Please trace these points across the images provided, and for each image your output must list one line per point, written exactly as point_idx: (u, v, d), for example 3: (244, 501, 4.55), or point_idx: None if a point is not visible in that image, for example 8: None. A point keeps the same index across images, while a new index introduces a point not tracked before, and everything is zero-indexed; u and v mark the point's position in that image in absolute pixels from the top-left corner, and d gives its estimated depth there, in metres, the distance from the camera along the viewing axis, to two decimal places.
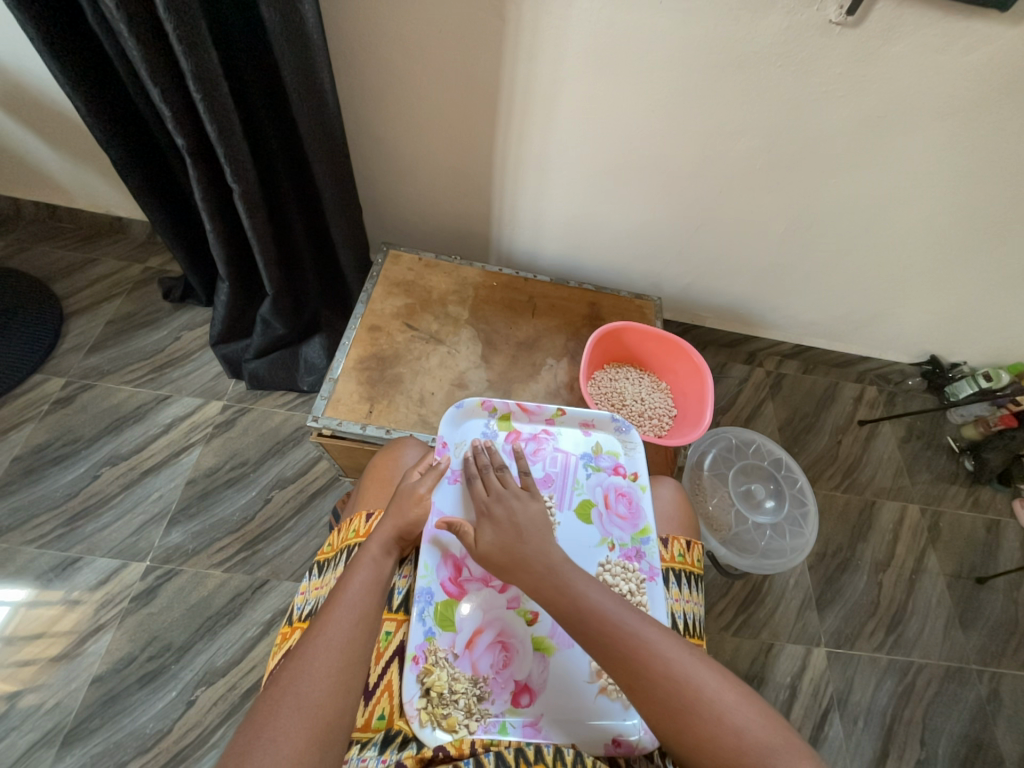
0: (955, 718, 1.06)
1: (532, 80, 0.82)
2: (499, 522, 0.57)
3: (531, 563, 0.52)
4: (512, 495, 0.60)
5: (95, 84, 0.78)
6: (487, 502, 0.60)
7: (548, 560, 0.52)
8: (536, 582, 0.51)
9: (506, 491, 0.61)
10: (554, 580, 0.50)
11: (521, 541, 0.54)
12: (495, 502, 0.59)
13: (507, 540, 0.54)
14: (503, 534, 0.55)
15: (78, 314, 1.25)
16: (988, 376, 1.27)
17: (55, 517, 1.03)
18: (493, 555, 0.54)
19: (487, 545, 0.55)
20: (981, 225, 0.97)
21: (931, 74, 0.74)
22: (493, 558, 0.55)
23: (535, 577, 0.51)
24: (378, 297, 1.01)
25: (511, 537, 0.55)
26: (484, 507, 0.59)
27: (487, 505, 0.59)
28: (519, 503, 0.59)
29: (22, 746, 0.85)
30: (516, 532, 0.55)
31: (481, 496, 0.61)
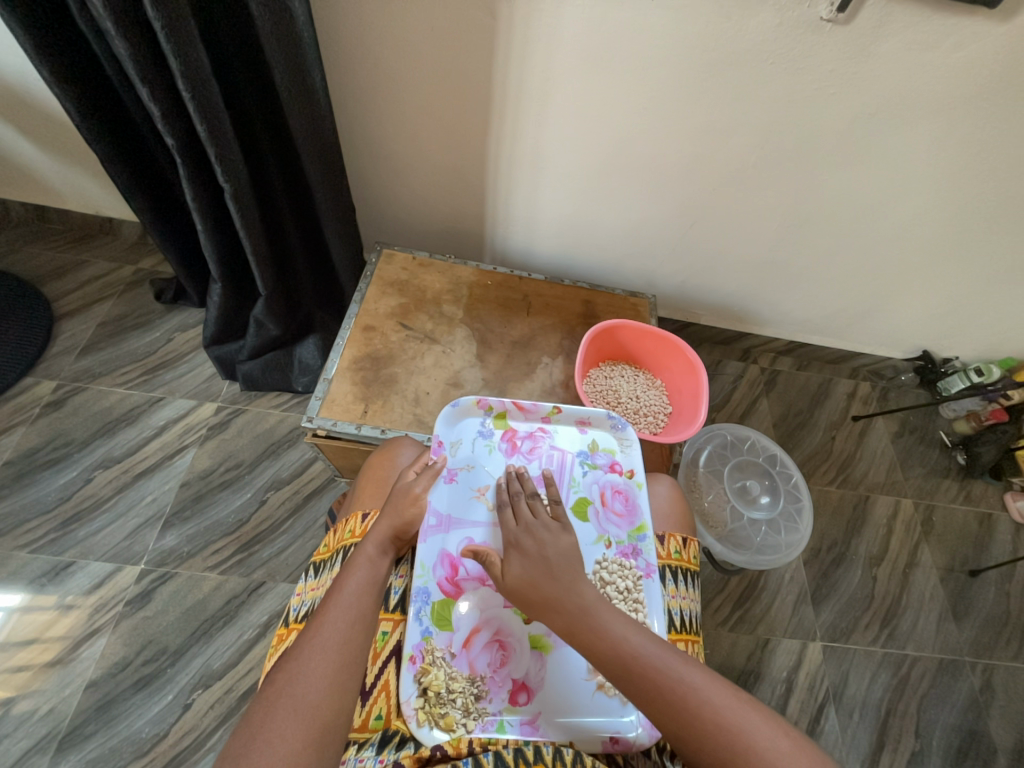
0: (948, 709, 1.07)
1: (525, 79, 0.82)
2: (527, 554, 0.56)
3: (564, 603, 0.51)
4: (540, 525, 0.59)
5: (83, 84, 0.77)
6: (515, 532, 0.59)
7: (583, 599, 0.51)
8: (570, 622, 0.50)
9: (534, 520, 0.60)
10: (590, 621, 0.50)
11: (548, 578, 0.53)
12: (523, 532, 0.59)
13: (534, 574, 0.54)
14: (530, 567, 0.55)
15: (69, 316, 1.23)
16: (980, 371, 1.30)
17: (48, 521, 1.02)
18: (520, 588, 0.54)
19: (515, 577, 0.55)
20: (972, 221, 0.97)
21: (921, 72, 0.75)
22: (520, 593, 0.54)
23: (569, 617, 0.50)
24: (372, 296, 1.01)
25: (538, 571, 0.54)
26: (512, 538, 0.59)
27: (515, 535, 0.59)
28: (547, 534, 0.58)
29: (16, 753, 0.84)
30: (544, 566, 0.54)
31: (511, 525, 0.61)
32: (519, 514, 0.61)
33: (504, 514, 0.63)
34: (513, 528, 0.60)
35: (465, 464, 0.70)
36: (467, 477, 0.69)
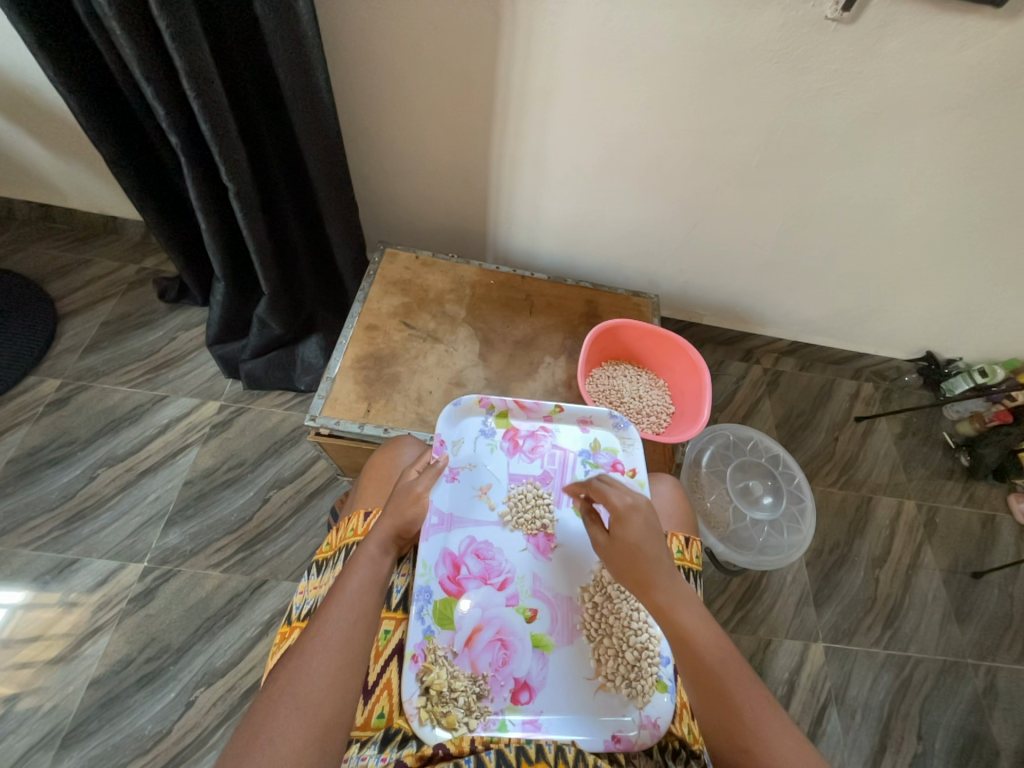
0: (951, 711, 1.07)
1: (528, 78, 0.82)
2: (646, 522, 0.55)
3: (671, 585, 0.53)
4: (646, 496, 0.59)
5: (88, 83, 0.77)
6: (627, 497, 0.57)
7: (682, 590, 0.53)
8: (669, 604, 0.52)
9: (641, 490, 0.59)
10: (685, 614, 0.51)
11: (665, 551, 0.55)
12: (637, 499, 0.57)
13: (656, 543, 0.54)
14: (651, 535, 0.55)
15: (72, 315, 1.24)
16: (984, 372, 1.29)
17: (51, 519, 1.02)
18: (635, 555, 0.54)
19: (632, 543, 0.54)
20: (977, 221, 0.97)
21: (926, 70, 0.75)
22: (632, 559, 0.54)
23: (670, 599, 0.52)
24: (375, 295, 1.01)
25: (658, 541, 0.55)
26: (624, 503, 0.56)
27: (629, 501, 0.57)
28: (653, 507, 0.58)
29: (20, 749, 0.85)
30: (660, 536, 0.55)
31: (615, 492, 0.58)
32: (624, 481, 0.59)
33: (598, 482, 0.59)
34: (624, 495, 0.57)
35: (467, 464, 0.71)
36: (468, 476, 0.70)
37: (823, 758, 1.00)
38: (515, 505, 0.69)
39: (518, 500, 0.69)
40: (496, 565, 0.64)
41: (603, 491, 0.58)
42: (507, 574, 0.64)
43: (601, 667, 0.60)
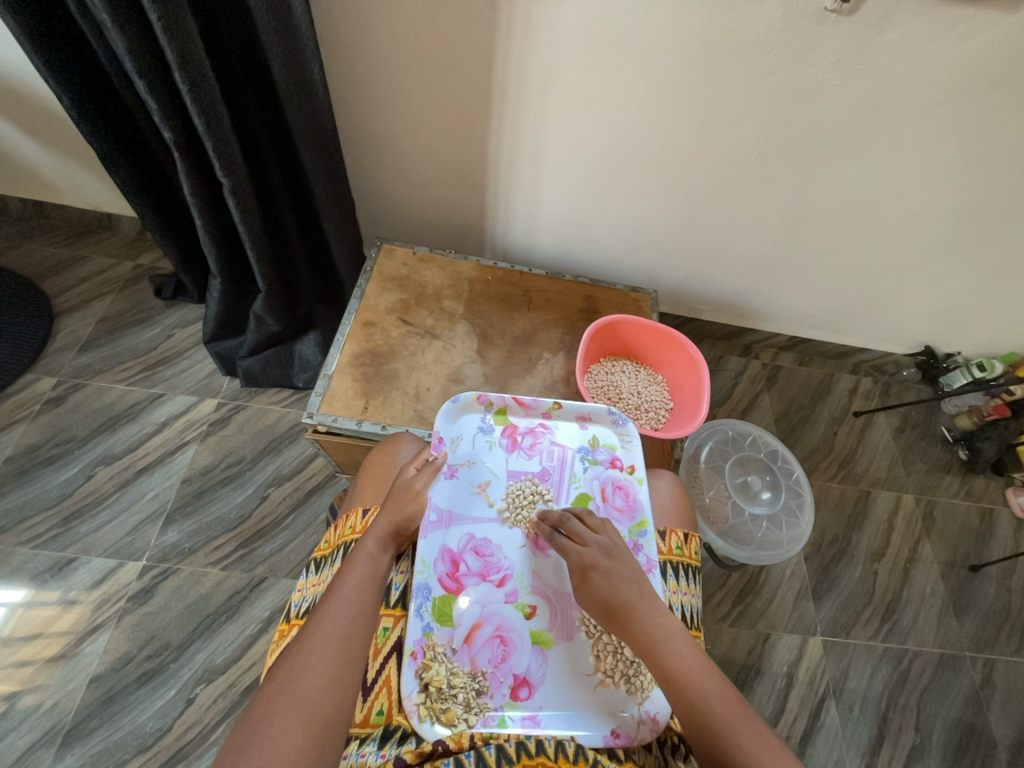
0: (949, 703, 1.07)
1: (525, 72, 0.82)
2: (607, 574, 0.55)
3: (648, 625, 0.52)
4: (611, 542, 0.59)
5: (80, 77, 0.76)
6: (586, 553, 0.58)
7: (664, 628, 0.52)
8: (649, 644, 0.51)
9: (603, 538, 0.59)
10: (669, 653, 0.50)
11: (638, 596, 0.54)
12: (596, 553, 0.58)
13: (623, 592, 0.54)
14: (618, 584, 0.55)
15: (68, 312, 1.23)
16: (982, 366, 1.28)
17: (50, 518, 1.02)
18: (606, 604, 0.54)
19: (600, 595, 0.55)
20: (976, 214, 0.97)
21: (926, 61, 0.74)
22: (605, 608, 0.54)
23: (651, 639, 0.51)
24: (373, 292, 1.00)
25: (628, 588, 0.54)
26: (583, 561, 0.57)
27: (586, 556, 0.57)
28: (620, 553, 0.58)
29: (21, 747, 0.85)
30: (631, 582, 0.55)
31: (575, 549, 0.59)
32: (584, 533, 0.60)
33: (559, 540, 0.61)
34: (581, 552, 0.58)
35: (466, 460, 0.71)
36: (467, 472, 0.69)
37: (821, 751, 1.00)
38: (514, 501, 0.69)
39: (517, 496, 0.69)
40: (495, 562, 0.64)
41: (563, 549, 0.60)
42: (506, 570, 0.64)
43: (601, 663, 0.60)
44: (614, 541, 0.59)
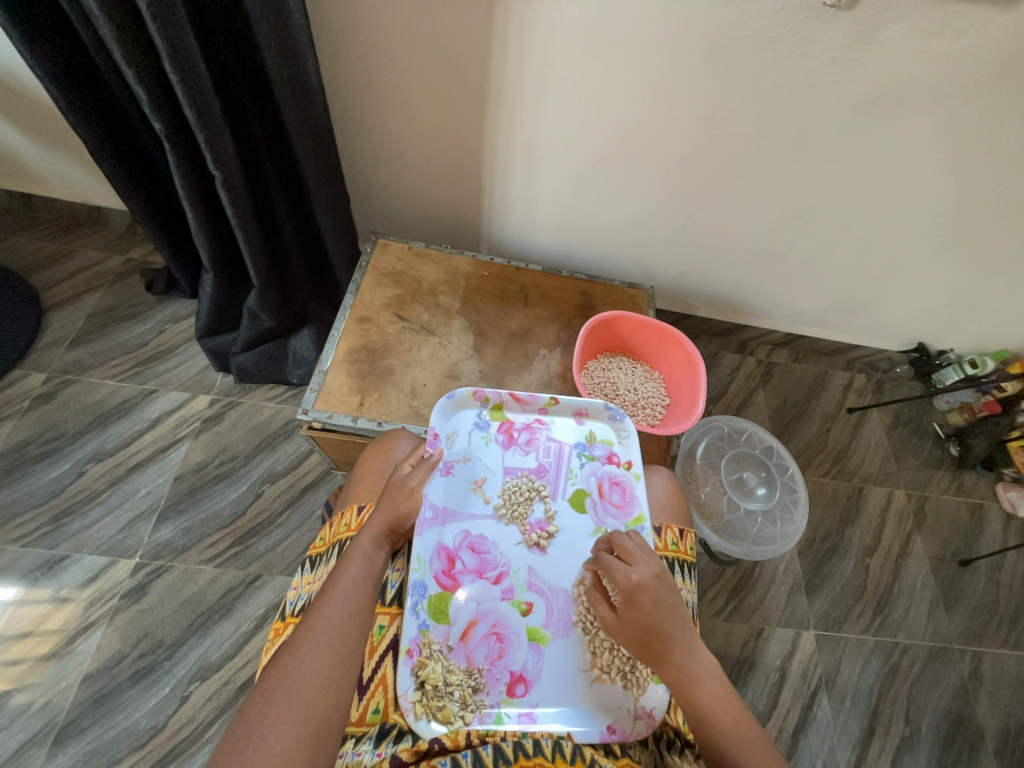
0: (938, 695, 1.09)
1: (522, 64, 0.81)
2: (654, 601, 0.53)
3: (687, 661, 0.51)
4: (658, 565, 0.56)
5: (68, 67, 0.75)
6: (634, 573, 0.55)
7: (701, 666, 0.51)
8: (684, 681, 0.51)
9: (651, 560, 0.56)
10: (704, 692, 0.50)
11: (679, 628, 0.52)
12: (645, 574, 0.55)
13: (668, 624, 0.52)
14: (663, 615, 0.53)
15: (57, 307, 1.21)
16: (974, 363, 1.30)
17: (40, 515, 1.01)
18: (644, 633, 0.53)
19: (642, 622, 0.53)
20: (970, 211, 0.97)
21: (923, 60, 0.74)
22: (643, 637, 0.53)
23: (688, 676, 0.51)
24: (368, 287, 0.99)
25: (671, 620, 0.52)
26: (631, 581, 0.54)
27: (635, 578, 0.54)
28: (667, 578, 0.55)
29: (13, 746, 0.84)
30: (675, 614, 0.53)
31: (623, 567, 0.55)
32: (631, 552, 0.57)
33: (604, 557, 0.57)
34: (629, 571, 0.55)
35: (461, 457, 0.70)
36: (463, 469, 0.69)
37: (813, 743, 1.01)
38: (510, 497, 0.69)
39: (512, 492, 0.69)
40: (492, 559, 0.64)
41: (609, 567, 0.56)
42: (502, 567, 0.64)
43: (597, 659, 0.59)
44: (661, 565, 0.56)
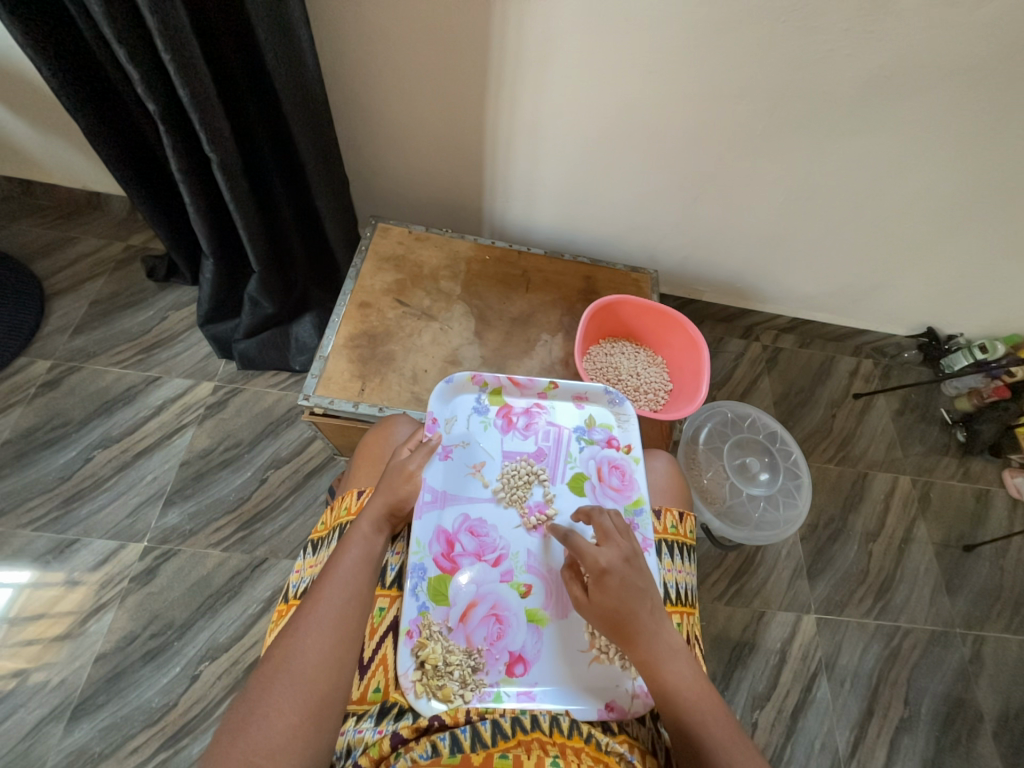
0: (938, 678, 1.09)
1: (525, 39, 0.78)
2: (622, 584, 0.53)
3: (654, 642, 0.51)
4: (628, 548, 0.56)
5: (63, 50, 0.74)
6: (603, 557, 0.54)
7: (667, 647, 0.51)
8: (650, 661, 0.51)
9: (622, 543, 0.56)
10: (670, 671, 0.50)
11: (647, 610, 0.52)
12: (612, 557, 0.54)
13: (635, 606, 0.52)
14: (630, 597, 0.52)
15: (61, 294, 1.21)
16: (984, 348, 1.28)
17: (49, 500, 1.02)
18: (611, 615, 0.52)
19: (609, 605, 0.52)
20: (984, 190, 0.95)
21: (939, 31, 0.72)
22: (609, 619, 0.53)
23: (654, 656, 0.51)
24: (368, 272, 0.99)
25: (639, 603, 0.52)
26: (598, 564, 0.54)
27: (602, 562, 0.54)
28: (636, 561, 0.55)
29: (30, 722, 0.86)
30: (643, 596, 0.53)
31: (591, 549, 0.55)
32: (603, 533, 0.57)
33: (575, 538, 0.57)
34: (597, 555, 0.54)
35: (460, 442, 0.70)
36: (462, 454, 0.69)
37: (813, 724, 1.02)
38: (509, 482, 0.69)
39: (511, 476, 0.69)
40: (491, 542, 0.64)
41: (578, 549, 0.55)
42: (502, 550, 0.64)
43: (595, 639, 0.60)
44: (632, 547, 0.56)
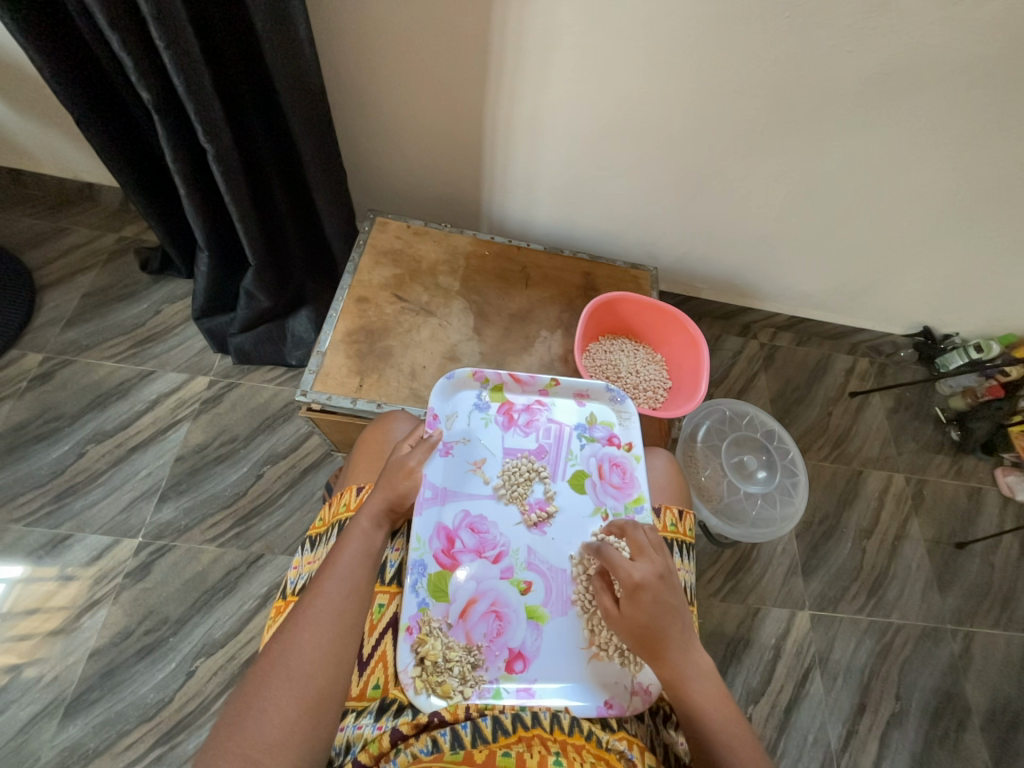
0: (929, 673, 1.10)
1: (525, 31, 0.77)
2: (655, 602, 0.52)
3: (681, 660, 0.52)
4: (663, 564, 0.54)
5: (55, 38, 0.73)
6: (637, 571, 0.53)
7: (696, 665, 0.52)
8: (677, 677, 0.51)
9: (657, 559, 0.55)
10: (696, 690, 0.51)
11: (677, 629, 0.52)
12: (647, 573, 0.53)
13: (665, 623, 0.52)
14: (662, 615, 0.52)
15: (52, 286, 1.20)
16: (980, 348, 1.29)
17: (42, 495, 1.01)
18: (642, 630, 0.52)
19: (640, 620, 0.52)
20: (982, 189, 0.96)
21: (942, 28, 0.72)
22: (639, 633, 0.53)
23: (680, 673, 0.51)
24: (366, 266, 0.98)
25: (670, 621, 0.52)
26: (633, 580, 0.53)
27: (637, 577, 0.53)
28: (670, 578, 0.54)
29: (24, 718, 0.85)
30: (675, 615, 0.53)
31: (625, 564, 0.54)
32: (637, 548, 0.56)
33: (609, 551, 0.56)
34: (632, 570, 0.53)
35: (461, 438, 0.70)
36: (462, 450, 0.69)
37: (806, 719, 1.03)
38: (509, 478, 0.68)
39: (512, 472, 0.69)
40: (491, 538, 0.64)
41: (613, 562, 0.55)
42: (502, 547, 0.64)
43: (595, 636, 0.60)
44: (667, 563, 0.55)
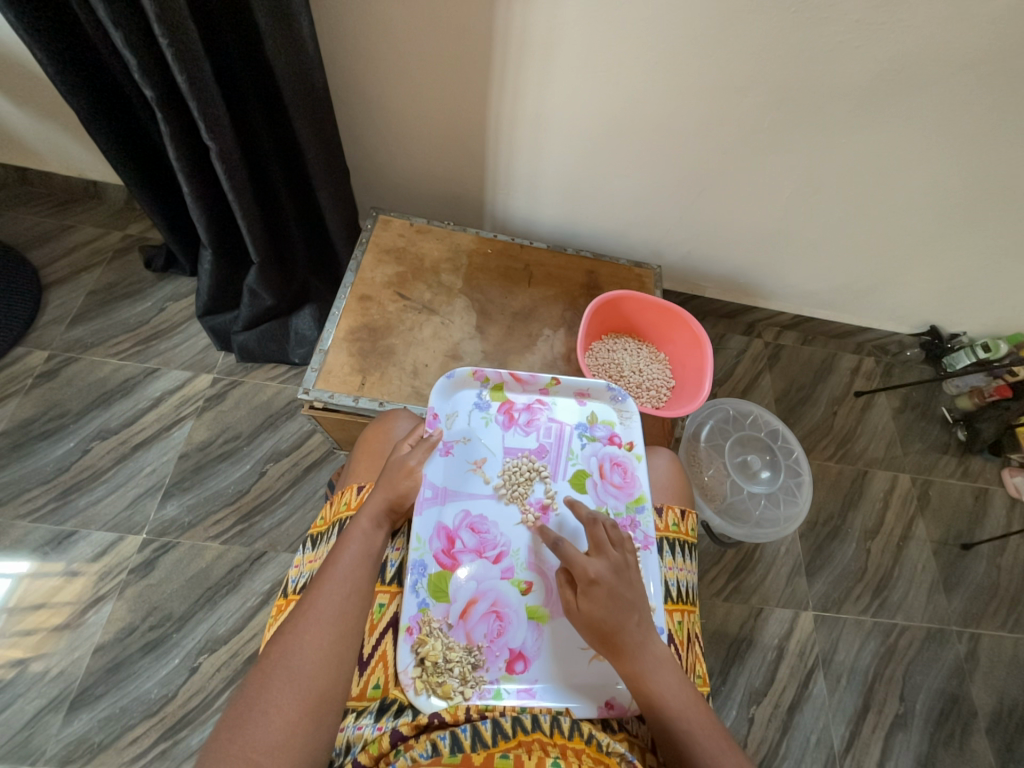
0: (933, 675, 1.09)
1: (527, 29, 0.77)
2: (610, 596, 0.52)
3: (640, 654, 0.51)
4: (618, 559, 0.55)
5: (58, 34, 0.72)
6: (591, 567, 0.54)
7: (653, 657, 0.51)
8: (637, 673, 0.51)
9: (613, 555, 0.55)
10: (657, 684, 0.50)
11: (634, 623, 0.52)
12: (601, 569, 0.54)
13: (622, 617, 0.52)
14: (617, 608, 0.52)
15: (58, 284, 1.20)
16: (987, 347, 1.27)
17: (47, 491, 1.01)
18: (599, 626, 0.52)
19: (596, 616, 0.52)
20: (989, 187, 0.95)
21: (952, 23, 0.71)
22: (596, 630, 0.52)
23: (640, 668, 0.51)
24: (368, 264, 0.97)
25: (626, 615, 0.52)
26: (587, 573, 0.53)
27: (592, 572, 0.53)
28: (626, 573, 0.54)
29: (29, 712, 0.86)
30: (630, 609, 0.52)
31: (581, 559, 0.54)
32: (595, 543, 0.56)
33: (565, 545, 0.56)
34: (587, 565, 0.54)
35: (461, 437, 0.69)
36: (462, 450, 0.68)
37: (809, 721, 1.02)
38: (510, 478, 0.68)
39: (512, 472, 0.69)
40: (491, 538, 0.64)
41: (568, 556, 0.55)
42: (502, 547, 0.64)
43: None
44: (624, 559, 0.55)
